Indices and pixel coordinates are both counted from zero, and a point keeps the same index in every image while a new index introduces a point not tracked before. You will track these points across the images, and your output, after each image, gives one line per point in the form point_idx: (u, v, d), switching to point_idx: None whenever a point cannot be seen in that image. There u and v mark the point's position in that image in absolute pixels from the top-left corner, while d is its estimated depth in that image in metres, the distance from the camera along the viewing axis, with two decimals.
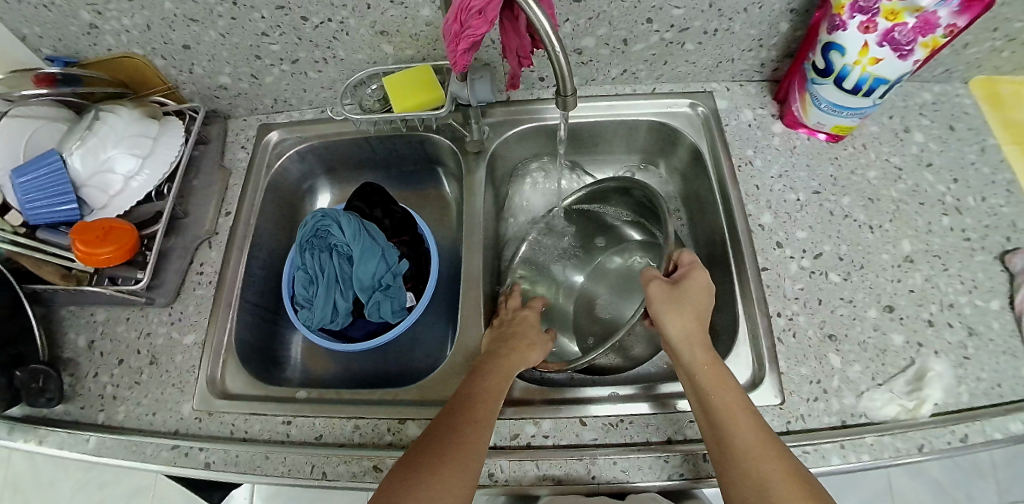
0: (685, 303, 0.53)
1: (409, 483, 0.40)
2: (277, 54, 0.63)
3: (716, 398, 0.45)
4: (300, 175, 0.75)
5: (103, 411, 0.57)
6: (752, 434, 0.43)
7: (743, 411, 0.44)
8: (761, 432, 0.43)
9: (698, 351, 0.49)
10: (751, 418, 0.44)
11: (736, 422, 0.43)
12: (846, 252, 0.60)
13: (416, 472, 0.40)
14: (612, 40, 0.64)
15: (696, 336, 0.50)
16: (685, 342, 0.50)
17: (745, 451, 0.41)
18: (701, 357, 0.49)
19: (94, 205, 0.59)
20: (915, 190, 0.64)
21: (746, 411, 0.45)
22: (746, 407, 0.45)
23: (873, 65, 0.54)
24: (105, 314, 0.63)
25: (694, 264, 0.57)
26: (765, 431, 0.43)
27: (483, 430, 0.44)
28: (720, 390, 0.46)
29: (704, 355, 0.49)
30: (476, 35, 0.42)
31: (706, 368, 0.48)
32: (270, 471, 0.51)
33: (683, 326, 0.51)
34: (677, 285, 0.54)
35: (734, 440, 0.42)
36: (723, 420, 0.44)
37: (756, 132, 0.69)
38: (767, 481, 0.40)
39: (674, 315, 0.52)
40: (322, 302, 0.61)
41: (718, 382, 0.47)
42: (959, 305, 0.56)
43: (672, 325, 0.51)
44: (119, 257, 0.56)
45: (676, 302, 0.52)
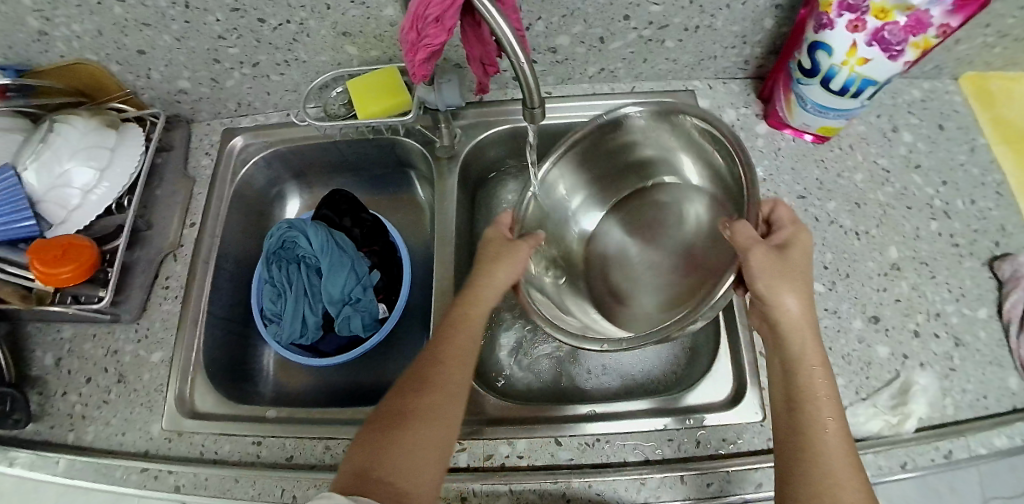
0: (796, 273, 0.43)
1: (381, 449, 0.39)
2: (237, 57, 0.60)
3: (808, 422, 0.39)
4: (268, 180, 0.72)
5: (72, 431, 0.56)
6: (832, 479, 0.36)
7: (830, 437, 0.38)
8: (848, 467, 0.36)
9: (809, 346, 0.42)
10: (835, 446, 0.37)
11: (811, 462, 0.37)
12: (830, 261, 0.58)
13: (389, 437, 0.40)
14: (588, 38, 0.61)
15: (807, 316, 0.43)
16: (794, 330, 0.42)
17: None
18: (812, 356, 0.42)
19: (53, 220, 0.56)
20: (902, 193, 0.62)
21: (834, 435, 0.38)
22: (834, 425, 0.38)
23: (861, 66, 0.52)
24: (72, 331, 0.61)
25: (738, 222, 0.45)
26: (849, 463, 0.37)
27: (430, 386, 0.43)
28: (823, 405, 0.39)
29: (815, 354, 0.42)
30: (433, 44, 0.39)
31: (815, 375, 0.41)
32: (239, 495, 0.50)
33: (794, 315, 0.42)
34: (788, 258, 0.44)
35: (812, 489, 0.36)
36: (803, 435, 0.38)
37: (739, 133, 0.66)
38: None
39: (790, 298, 0.42)
40: (290, 317, 0.59)
41: (824, 403, 0.39)
42: (946, 314, 0.55)
43: (794, 302, 0.42)
44: (78, 276, 0.54)
45: (783, 278, 0.43)
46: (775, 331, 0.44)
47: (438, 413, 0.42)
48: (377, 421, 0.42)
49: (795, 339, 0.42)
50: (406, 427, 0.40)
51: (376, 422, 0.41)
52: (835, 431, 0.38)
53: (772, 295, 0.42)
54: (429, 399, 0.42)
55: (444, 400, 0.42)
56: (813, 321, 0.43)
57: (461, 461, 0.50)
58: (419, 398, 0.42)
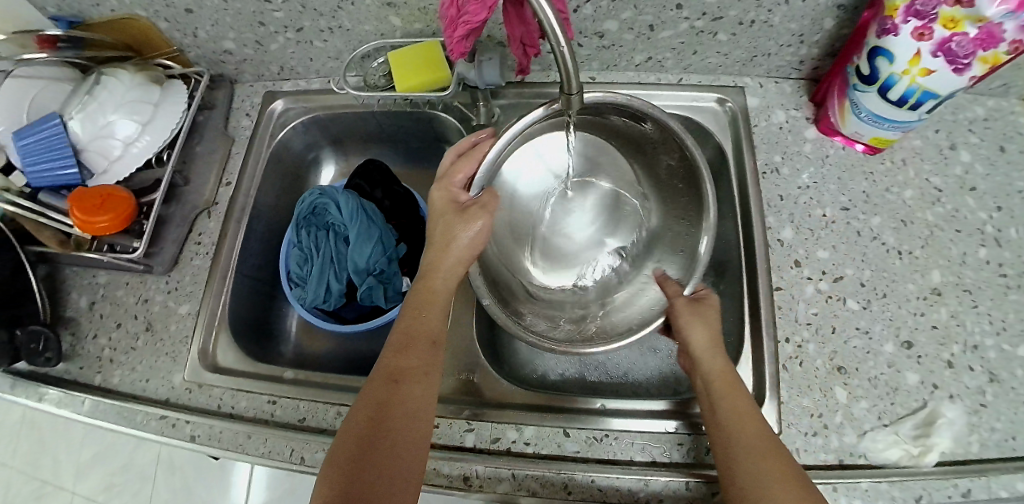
0: (708, 317, 0.50)
1: (349, 469, 0.39)
2: (281, 22, 0.59)
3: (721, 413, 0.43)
4: (305, 145, 0.73)
5: (100, 373, 0.59)
6: (756, 455, 0.40)
7: (748, 422, 0.42)
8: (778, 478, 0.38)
9: (717, 360, 0.47)
10: (751, 427, 0.42)
11: (737, 466, 0.40)
12: (868, 278, 0.56)
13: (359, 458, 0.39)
14: (638, 25, 0.59)
15: (708, 344, 0.48)
16: (703, 351, 0.48)
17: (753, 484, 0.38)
18: (717, 366, 0.47)
19: (95, 170, 0.58)
20: (952, 215, 0.59)
21: (746, 418, 0.42)
22: (747, 412, 0.43)
23: (924, 77, 0.49)
24: (107, 277, 0.63)
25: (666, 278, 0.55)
26: (768, 439, 0.41)
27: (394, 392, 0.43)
28: (733, 400, 0.44)
29: (726, 374, 0.46)
30: (473, 21, 0.39)
31: (722, 377, 0.46)
32: (251, 451, 0.52)
33: (699, 338, 0.48)
34: (698, 303, 0.51)
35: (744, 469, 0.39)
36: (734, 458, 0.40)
37: (786, 136, 0.64)
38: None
39: (698, 328, 0.49)
40: (314, 282, 0.59)
41: (736, 397, 0.44)
42: (984, 347, 0.52)
43: (697, 331, 0.49)
44: (115, 226, 0.56)
45: (696, 318, 0.50)
46: (692, 361, 0.48)
47: (413, 406, 0.42)
48: (350, 430, 0.41)
49: (704, 358, 0.47)
50: (386, 428, 0.41)
51: (355, 428, 0.41)
52: (747, 419, 0.42)
53: (682, 326, 0.50)
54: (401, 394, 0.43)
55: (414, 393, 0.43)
56: (717, 337, 0.49)
57: (468, 441, 0.50)
58: (391, 396, 0.42)
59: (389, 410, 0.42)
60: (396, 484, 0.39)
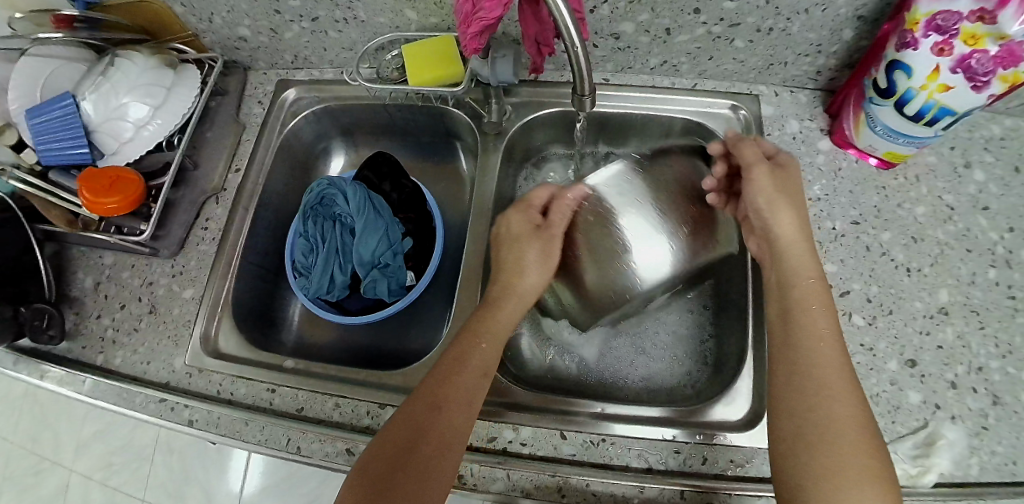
0: (791, 192, 0.48)
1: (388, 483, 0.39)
2: (297, 10, 0.59)
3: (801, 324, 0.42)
4: (315, 135, 0.73)
5: (102, 353, 0.59)
6: (825, 389, 0.39)
7: (824, 340, 0.41)
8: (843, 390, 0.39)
9: (810, 265, 0.45)
10: (824, 348, 0.41)
11: (803, 355, 0.41)
12: (875, 294, 0.56)
13: (397, 470, 0.39)
14: (654, 28, 0.59)
15: (792, 231, 0.47)
16: (791, 248, 0.46)
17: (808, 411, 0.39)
18: (809, 271, 0.45)
19: (105, 151, 0.58)
20: (964, 234, 0.58)
21: (829, 345, 0.41)
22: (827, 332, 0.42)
23: (942, 93, 0.48)
24: (113, 259, 0.64)
25: (746, 141, 0.51)
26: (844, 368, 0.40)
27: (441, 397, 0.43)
28: (810, 300, 0.44)
29: (811, 272, 0.45)
30: (489, 17, 0.39)
31: (809, 282, 0.45)
32: (247, 438, 0.52)
33: (788, 231, 0.47)
34: (780, 175, 0.49)
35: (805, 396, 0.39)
36: (805, 346, 0.41)
37: (799, 147, 0.63)
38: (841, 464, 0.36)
39: (787, 216, 0.47)
40: (319, 272, 0.59)
41: (816, 304, 0.43)
42: (988, 370, 0.52)
43: (782, 224, 0.47)
44: (124, 207, 0.56)
45: (783, 197, 0.47)
46: (774, 252, 0.47)
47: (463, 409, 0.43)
48: (400, 421, 0.42)
49: (794, 255, 0.46)
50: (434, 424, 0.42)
51: (393, 437, 0.41)
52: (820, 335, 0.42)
53: (769, 213, 0.48)
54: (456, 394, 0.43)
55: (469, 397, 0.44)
56: (805, 230, 0.47)
57: None
58: (449, 394, 0.43)
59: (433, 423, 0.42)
60: (427, 486, 0.39)
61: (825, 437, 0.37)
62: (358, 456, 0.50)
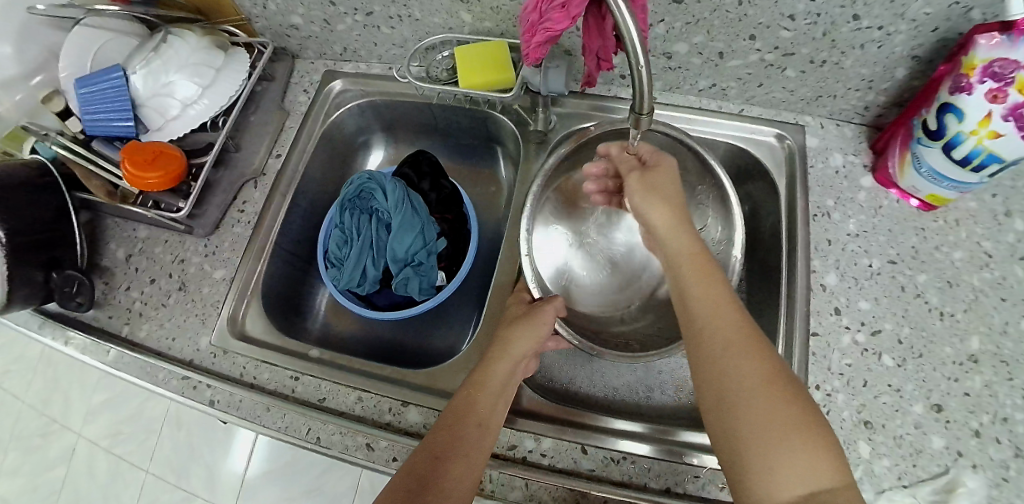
0: (662, 189, 0.48)
1: None
2: (352, 4, 0.59)
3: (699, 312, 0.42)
4: (357, 127, 0.73)
5: (128, 325, 0.60)
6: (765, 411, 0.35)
7: (719, 310, 0.41)
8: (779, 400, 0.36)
9: (683, 240, 0.46)
10: (731, 331, 0.39)
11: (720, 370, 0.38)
12: (906, 335, 0.55)
13: None
14: (708, 51, 0.59)
15: (678, 236, 0.46)
16: (670, 234, 0.47)
17: (727, 380, 0.37)
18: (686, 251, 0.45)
19: (150, 126, 0.58)
20: (1000, 282, 0.57)
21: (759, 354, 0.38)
22: (724, 299, 0.42)
23: (991, 139, 0.47)
24: (146, 232, 0.64)
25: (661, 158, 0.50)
26: (742, 324, 0.40)
27: (445, 456, 0.41)
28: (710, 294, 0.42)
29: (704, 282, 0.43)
30: (553, 29, 0.39)
31: (704, 279, 0.43)
32: (268, 424, 0.52)
33: (662, 221, 0.47)
34: (651, 177, 0.49)
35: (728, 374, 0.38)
36: (709, 366, 0.39)
37: (841, 181, 0.63)
38: (771, 433, 0.34)
39: (655, 210, 0.48)
40: (352, 265, 0.59)
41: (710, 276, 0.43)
42: (1015, 422, 0.51)
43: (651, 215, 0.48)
44: (163, 184, 0.56)
45: (651, 192, 0.48)
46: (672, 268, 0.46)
47: (465, 468, 0.40)
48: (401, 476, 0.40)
49: (671, 237, 0.46)
50: (432, 483, 0.39)
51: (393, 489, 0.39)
52: (720, 306, 0.41)
53: (641, 206, 0.49)
54: (458, 444, 0.41)
55: (471, 449, 0.42)
56: (678, 214, 0.47)
57: None
58: (452, 448, 0.41)
59: (433, 484, 0.39)
60: None
61: (754, 408, 0.36)
62: (378, 452, 0.50)
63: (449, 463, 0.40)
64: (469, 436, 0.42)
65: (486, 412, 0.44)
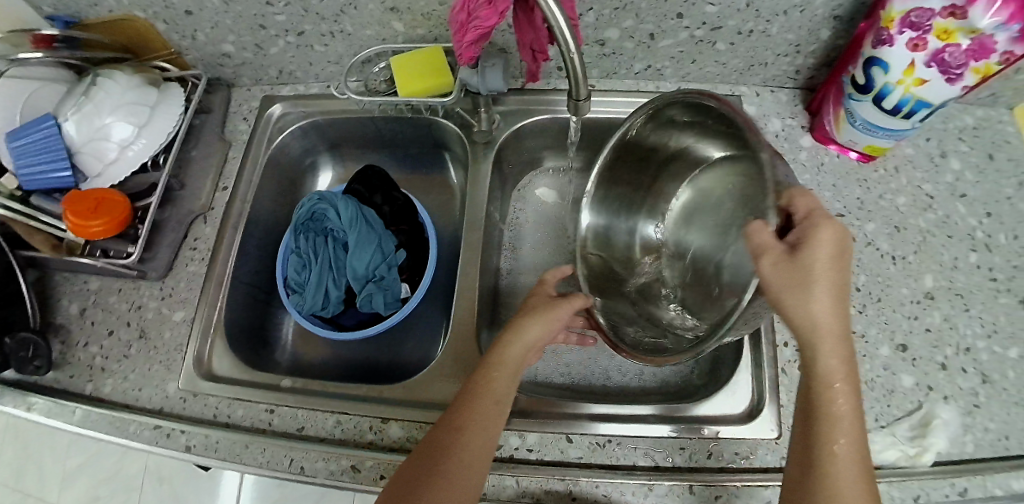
0: (802, 270, 0.33)
1: None
2: (282, 25, 0.59)
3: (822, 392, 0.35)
4: (302, 150, 0.72)
5: (91, 382, 0.57)
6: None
7: (836, 418, 0.34)
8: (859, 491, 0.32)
9: (824, 301, 0.34)
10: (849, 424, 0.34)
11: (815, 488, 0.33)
12: (864, 283, 0.57)
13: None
14: (639, 33, 0.60)
15: (830, 327, 0.34)
16: (821, 335, 0.34)
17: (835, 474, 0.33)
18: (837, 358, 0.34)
19: (89, 174, 0.56)
20: (944, 221, 0.60)
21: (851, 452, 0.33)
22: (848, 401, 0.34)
23: (917, 87, 0.50)
24: (98, 283, 0.62)
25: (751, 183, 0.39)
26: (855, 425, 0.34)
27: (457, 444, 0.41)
28: (830, 395, 0.34)
29: (838, 369, 0.34)
30: (484, 26, 0.39)
31: (838, 377, 0.34)
32: (248, 461, 0.51)
33: (821, 319, 0.34)
34: (790, 263, 0.33)
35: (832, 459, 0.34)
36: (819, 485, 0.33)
37: (783, 144, 0.65)
38: None
39: (796, 302, 0.33)
40: (313, 289, 0.59)
41: (832, 346, 0.34)
42: (976, 350, 0.54)
43: (795, 307, 0.33)
44: (110, 230, 0.55)
45: (801, 288, 0.33)
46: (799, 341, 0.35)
47: (473, 455, 0.41)
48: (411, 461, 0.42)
49: (803, 321, 0.34)
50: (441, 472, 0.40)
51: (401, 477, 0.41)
52: (836, 410, 0.34)
53: (796, 303, 0.33)
54: (473, 425, 0.42)
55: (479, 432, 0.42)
56: (844, 300, 0.35)
57: None
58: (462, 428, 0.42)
59: (445, 471, 0.40)
60: None
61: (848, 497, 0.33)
62: (364, 472, 0.49)
63: (460, 451, 0.41)
64: (485, 424, 0.43)
65: (498, 394, 0.45)
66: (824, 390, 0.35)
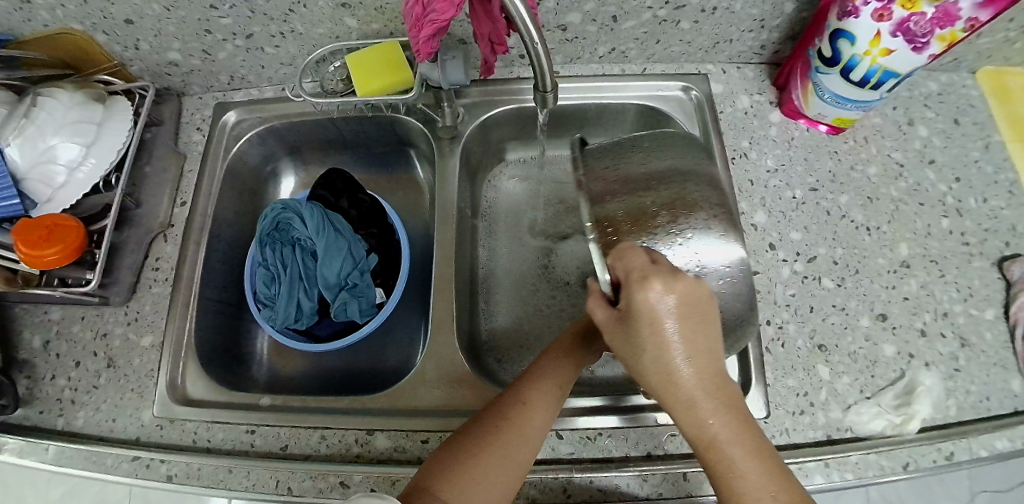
0: (639, 336, 0.30)
1: (450, 478, 0.36)
2: (229, 29, 0.57)
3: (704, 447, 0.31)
4: (261, 157, 0.70)
5: (61, 417, 0.55)
6: None
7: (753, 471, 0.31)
8: None
9: (647, 361, 0.30)
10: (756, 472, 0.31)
11: None
12: (841, 256, 0.57)
13: (461, 462, 0.37)
14: (600, 16, 0.59)
15: (665, 376, 0.30)
16: (681, 394, 0.30)
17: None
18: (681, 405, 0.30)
19: (37, 198, 0.53)
20: (915, 189, 0.61)
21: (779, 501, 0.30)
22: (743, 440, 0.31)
23: (884, 57, 0.50)
24: (60, 313, 0.60)
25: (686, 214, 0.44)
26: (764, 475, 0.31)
27: (525, 414, 0.40)
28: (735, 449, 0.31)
29: (722, 428, 0.31)
30: (440, 19, 0.38)
31: (693, 426, 0.31)
32: (232, 485, 0.49)
33: (661, 376, 0.30)
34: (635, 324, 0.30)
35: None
36: None
37: (752, 121, 0.65)
38: None
39: (645, 364, 0.30)
40: (284, 302, 0.57)
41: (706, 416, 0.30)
42: (953, 314, 0.55)
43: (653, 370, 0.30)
44: (66, 257, 0.52)
45: (630, 345, 0.31)
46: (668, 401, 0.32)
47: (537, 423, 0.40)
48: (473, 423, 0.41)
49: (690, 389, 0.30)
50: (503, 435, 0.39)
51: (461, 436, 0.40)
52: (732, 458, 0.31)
53: (635, 362, 0.31)
54: (543, 398, 0.41)
55: (544, 406, 0.41)
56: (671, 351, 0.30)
57: None
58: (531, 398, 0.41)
59: (505, 437, 0.39)
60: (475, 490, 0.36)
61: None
62: (353, 487, 0.48)
63: (525, 420, 0.40)
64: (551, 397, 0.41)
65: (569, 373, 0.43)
66: (711, 456, 0.31)
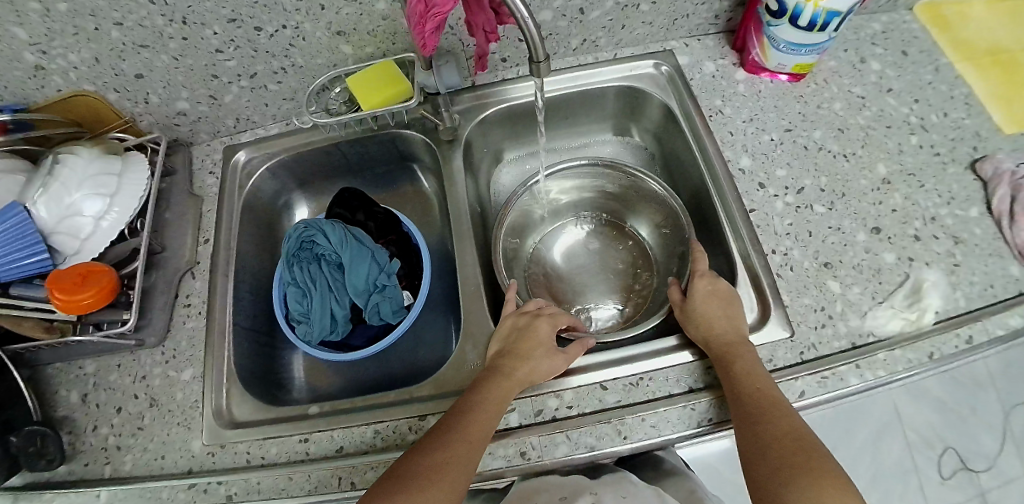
0: (708, 298, 0.54)
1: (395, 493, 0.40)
2: (234, 70, 0.61)
3: (735, 386, 0.46)
4: (273, 191, 0.73)
5: (109, 464, 0.54)
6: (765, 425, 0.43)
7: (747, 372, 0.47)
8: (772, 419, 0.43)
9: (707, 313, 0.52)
10: (769, 404, 0.44)
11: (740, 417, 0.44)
12: (826, 184, 0.61)
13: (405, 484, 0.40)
14: (569, 11, 0.65)
15: (713, 322, 0.52)
16: (713, 327, 0.51)
17: (755, 434, 0.43)
18: (719, 330, 0.51)
19: (66, 252, 0.56)
20: (880, 115, 0.66)
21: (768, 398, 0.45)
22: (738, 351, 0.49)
23: (821, 2, 0.55)
24: (94, 365, 0.60)
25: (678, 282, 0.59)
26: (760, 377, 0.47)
27: (464, 441, 0.43)
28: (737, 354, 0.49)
29: (732, 344, 0.49)
30: (443, 12, 0.42)
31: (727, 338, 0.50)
32: (296, 493, 0.50)
33: (706, 319, 0.52)
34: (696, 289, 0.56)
35: (757, 431, 0.43)
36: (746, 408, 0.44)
37: (721, 82, 0.70)
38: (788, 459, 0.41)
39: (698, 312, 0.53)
40: (319, 313, 0.59)
41: (738, 362, 0.48)
42: (941, 217, 0.58)
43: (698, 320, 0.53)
44: (100, 300, 0.54)
45: (695, 304, 0.54)
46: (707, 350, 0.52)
47: (471, 448, 0.43)
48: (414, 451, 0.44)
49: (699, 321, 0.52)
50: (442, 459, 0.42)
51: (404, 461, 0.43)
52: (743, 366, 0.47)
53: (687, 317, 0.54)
54: (473, 432, 0.44)
55: (479, 436, 0.44)
56: (736, 304, 0.53)
57: (513, 420, 0.50)
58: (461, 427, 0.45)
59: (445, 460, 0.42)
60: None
61: (776, 450, 0.42)
62: None
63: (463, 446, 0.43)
64: (481, 427, 0.45)
65: (495, 407, 0.47)
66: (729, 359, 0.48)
